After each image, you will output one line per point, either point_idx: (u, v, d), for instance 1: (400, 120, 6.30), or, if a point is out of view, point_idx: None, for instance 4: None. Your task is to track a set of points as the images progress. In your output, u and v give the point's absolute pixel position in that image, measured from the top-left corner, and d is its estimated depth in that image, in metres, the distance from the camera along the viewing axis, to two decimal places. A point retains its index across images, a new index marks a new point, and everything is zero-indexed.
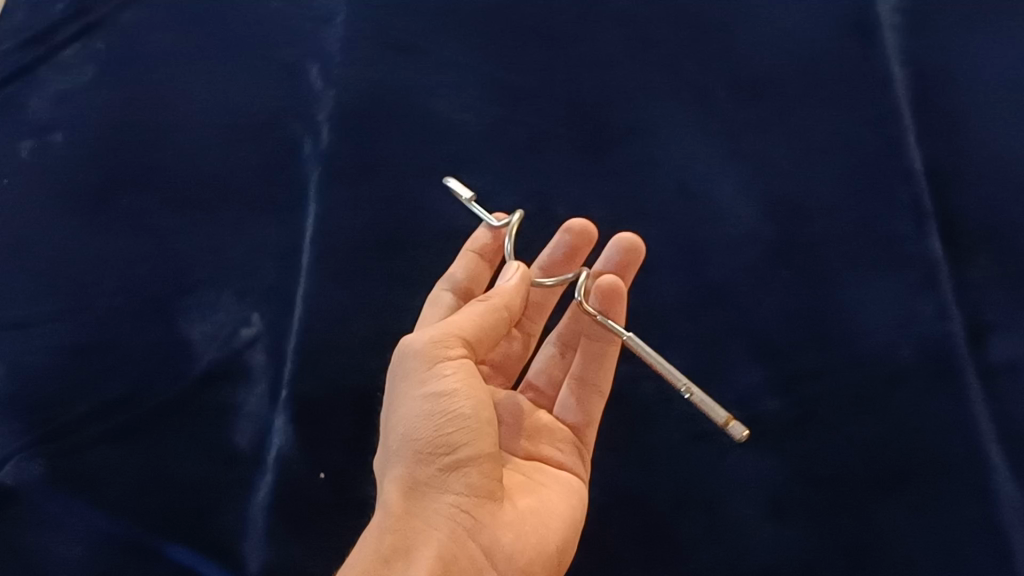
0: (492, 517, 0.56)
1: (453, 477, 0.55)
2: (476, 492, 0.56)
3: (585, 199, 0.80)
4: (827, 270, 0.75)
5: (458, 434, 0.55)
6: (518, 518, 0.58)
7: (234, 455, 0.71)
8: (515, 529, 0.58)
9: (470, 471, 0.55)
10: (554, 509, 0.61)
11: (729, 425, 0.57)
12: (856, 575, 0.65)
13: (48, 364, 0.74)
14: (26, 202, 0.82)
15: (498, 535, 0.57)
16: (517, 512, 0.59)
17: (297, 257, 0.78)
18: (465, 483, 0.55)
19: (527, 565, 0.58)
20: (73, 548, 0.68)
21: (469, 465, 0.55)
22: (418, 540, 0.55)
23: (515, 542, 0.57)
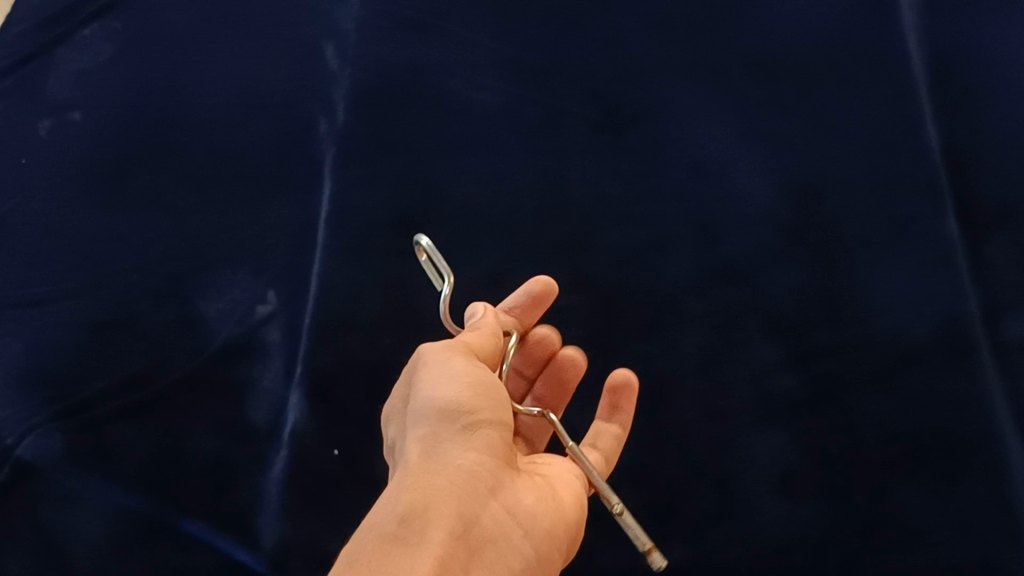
0: (511, 480, 0.56)
1: (473, 437, 0.55)
2: (497, 455, 0.55)
3: (600, 177, 0.79)
4: (842, 250, 0.75)
5: (482, 397, 0.55)
6: (533, 487, 0.58)
7: (250, 432, 0.72)
8: (533, 501, 0.56)
9: (490, 433, 0.55)
10: (564, 489, 0.60)
11: (651, 554, 0.57)
12: (866, 553, 0.66)
13: (67, 340, 0.75)
14: (44, 180, 0.82)
15: (519, 496, 0.56)
16: (535, 480, 0.58)
17: (312, 235, 0.78)
18: (487, 443, 0.55)
19: (545, 534, 0.56)
20: (92, 522, 0.69)
21: (491, 426, 0.55)
22: (441, 494, 0.52)
23: (536, 505, 0.56)
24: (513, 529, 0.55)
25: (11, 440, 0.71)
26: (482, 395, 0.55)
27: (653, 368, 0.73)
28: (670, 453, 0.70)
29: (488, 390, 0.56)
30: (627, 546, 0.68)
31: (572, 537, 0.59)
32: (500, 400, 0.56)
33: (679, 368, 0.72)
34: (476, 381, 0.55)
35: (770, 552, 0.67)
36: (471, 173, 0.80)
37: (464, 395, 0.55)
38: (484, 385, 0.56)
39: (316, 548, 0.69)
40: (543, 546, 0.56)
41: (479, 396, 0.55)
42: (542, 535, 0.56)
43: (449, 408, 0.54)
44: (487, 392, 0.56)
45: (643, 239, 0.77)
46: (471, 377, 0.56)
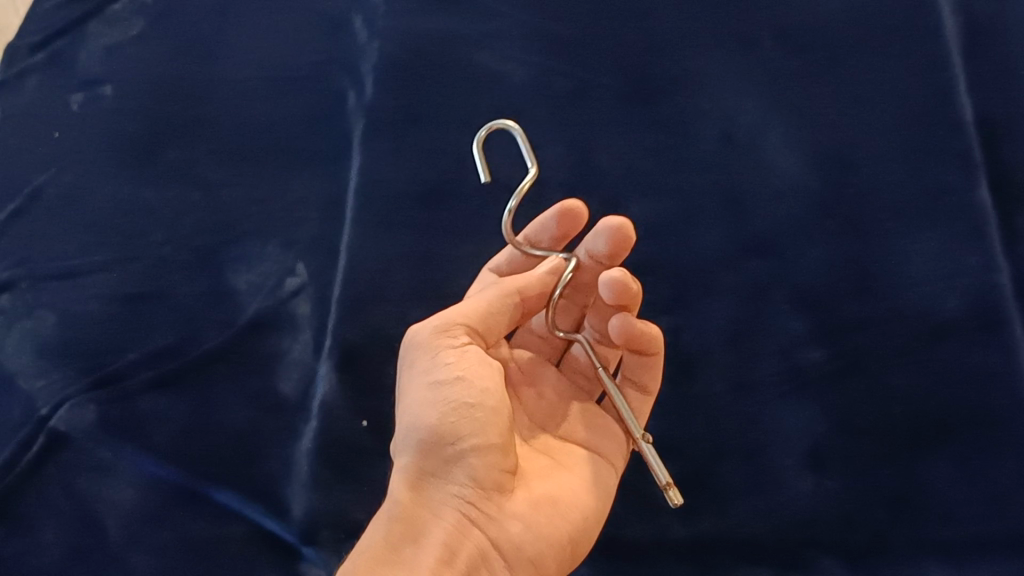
0: (500, 505, 0.58)
1: (456, 469, 0.57)
2: (483, 483, 0.57)
3: (630, 149, 0.79)
4: (873, 222, 0.74)
5: (462, 423, 0.56)
6: (533, 502, 0.59)
7: (281, 402, 0.73)
8: (527, 519, 0.58)
9: (474, 461, 0.57)
10: (574, 488, 0.61)
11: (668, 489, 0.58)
12: (896, 526, 0.66)
13: (100, 312, 0.76)
14: (75, 154, 0.83)
15: (507, 521, 0.58)
16: (530, 498, 0.59)
17: (341, 209, 0.79)
18: (470, 475, 0.57)
19: (538, 556, 0.58)
20: (124, 491, 0.70)
21: (476, 455, 0.57)
22: (428, 530, 0.57)
23: (526, 531, 0.58)
24: (498, 558, 0.57)
25: (45, 409, 0.72)
26: (464, 423, 0.56)
27: (679, 341, 0.73)
28: (698, 427, 0.70)
29: (478, 415, 0.57)
30: (655, 518, 0.68)
31: (585, 544, 0.60)
32: (493, 420, 0.57)
33: (708, 341, 0.72)
34: (462, 403, 0.56)
35: (800, 524, 0.66)
36: (502, 145, 0.80)
37: (440, 427, 0.57)
38: (466, 404, 0.57)
39: (345, 518, 0.69)
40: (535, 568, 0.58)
41: (461, 422, 0.56)
42: (525, 563, 0.58)
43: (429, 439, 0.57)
44: (474, 417, 0.57)
45: (672, 211, 0.76)
46: (455, 403, 0.57)
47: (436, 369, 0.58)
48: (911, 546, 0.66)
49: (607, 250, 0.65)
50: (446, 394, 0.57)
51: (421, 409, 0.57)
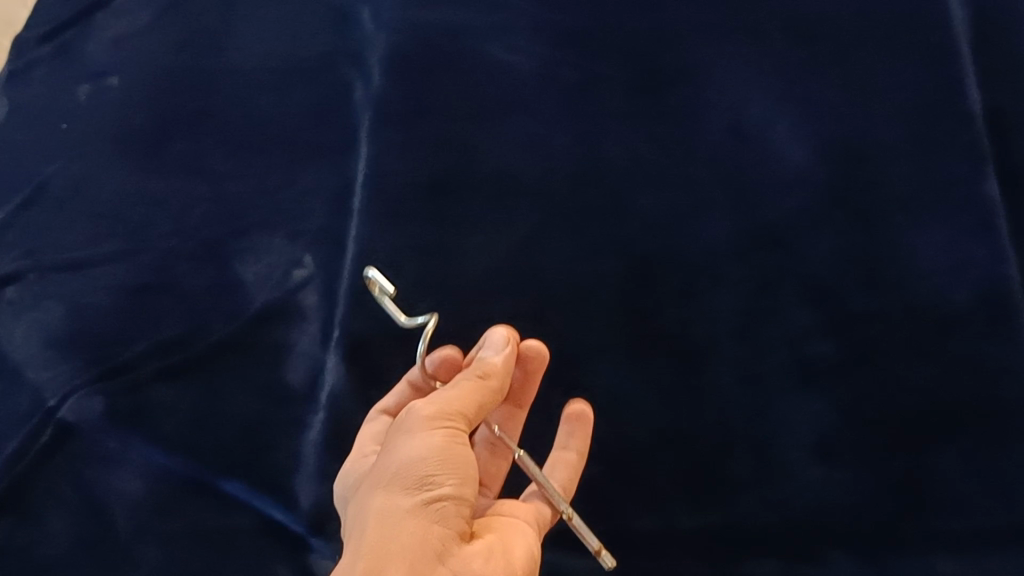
0: (461, 548, 0.58)
1: (430, 511, 0.57)
2: (451, 526, 0.57)
3: (637, 140, 0.79)
4: (881, 214, 0.74)
5: (445, 471, 0.57)
6: (487, 548, 0.60)
7: (289, 394, 0.73)
8: (484, 559, 0.59)
9: (446, 504, 0.57)
10: (516, 544, 0.62)
11: (601, 554, 0.65)
12: (904, 518, 0.66)
13: (107, 303, 0.76)
14: (83, 144, 0.83)
15: (469, 561, 0.57)
16: (484, 547, 0.60)
17: (349, 199, 0.79)
18: (442, 515, 0.57)
19: None
20: (133, 482, 0.70)
21: (450, 498, 0.57)
22: (392, 559, 0.55)
23: (485, 571, 0.58)
24: None
25: (53, 400, 0.72)
26: (444, 469, 0.57)
27: (689, 332, 0.72)
28: (708, 419, 0.70)
29: (457, 463, 0.58)
30: (663, 509, 0.68)
31: None
32: (468, 472, 0.58)
33: (717, 333, 0.72)
34: (449, 452, 0.58)
35: (808, 517, 0.67)
36: (511, 135, 0.79)
37: (427, 470, 0.57)
38: (453, 453, 0.58)
39: None
40: None
41: (441, 470, 0.57)
42: None
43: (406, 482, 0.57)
44: (455, 464, 0.58)
45: (680, 201, 0.76)
46: (439, 449, 0.58)
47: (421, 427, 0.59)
48: (920, 538, 0.66)
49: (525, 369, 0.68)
50: (434, 443, 0.58)
51: (405, 456, 0.58)
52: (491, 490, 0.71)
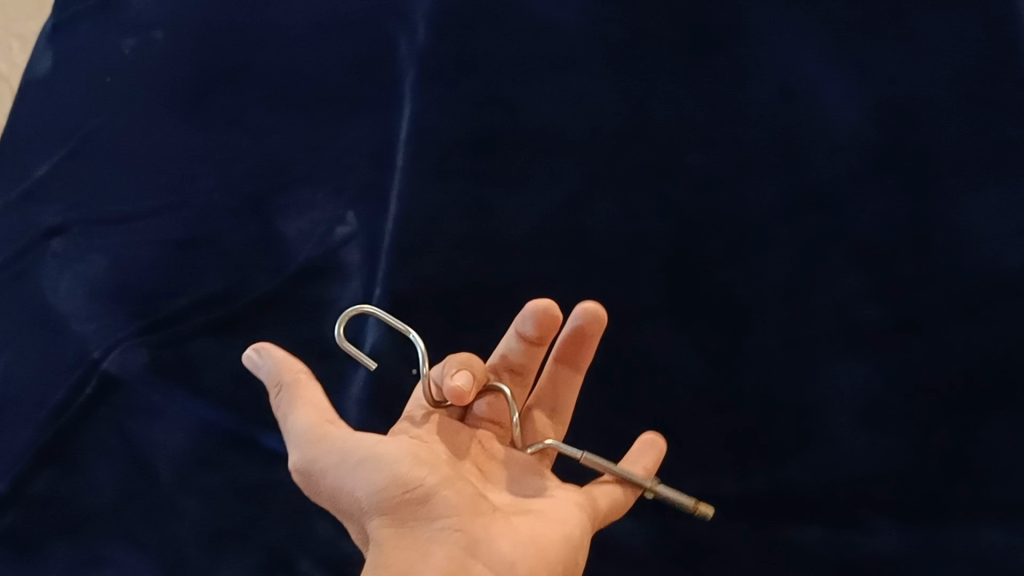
0: (486, 527, 0.53)
1: (431, 509, 0.52)
2: (463, 511, 0.53)
3: (684, 99, 0.77)
4: (934, 178, 0.73)
5: (418, 471, 0.53)
6: (515, 522, 0.55)
7: (329, 350, 0.73)
8: (517, 532, 0.54)
9: (446, 495, 0.53)
10: (550, 515, 0.57)
11: (700, 509, 0.60)
12: (950, 486, 0.65)
13: (152, 257, 0.77)
14: (128, 98, 0.83)
15: (495, 543, 0.52)
16: (511, 522, 0.55)
17: (392, 156, 0.78)
18: (447, 505, 0.52)
19: (545, 553, 0.53)
20: (175, 435, 0.70)
21: (443, 489, 0.53)
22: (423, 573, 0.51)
23: (516, 550, 0.53)
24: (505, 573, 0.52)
25: (97, 353, 0.72)
26: (419, 467, 0.53)
27: (734, 294, 0.71)
28: (751, 383, 0.69)
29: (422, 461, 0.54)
30: (704, 473, 0.68)
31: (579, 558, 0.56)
32: (438, 465, 0.55)
33: (762, 296, 0.71)
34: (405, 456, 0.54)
35: (852, 483, 0.66)
36: (555, 93, 0.78)
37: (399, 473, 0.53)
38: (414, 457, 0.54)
39: None
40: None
41: (416, 469, 0.53)
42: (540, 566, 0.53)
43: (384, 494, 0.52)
44: (423, 463, 0.54)
45: (728, 162, 0.75)
46: (395, 456, 0.54)
47: (365, 445, 0.54)
48: (964, 509, 0.64)
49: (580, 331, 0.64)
50: (388, 453, 0.54)
51: (364, 472, 0.53)
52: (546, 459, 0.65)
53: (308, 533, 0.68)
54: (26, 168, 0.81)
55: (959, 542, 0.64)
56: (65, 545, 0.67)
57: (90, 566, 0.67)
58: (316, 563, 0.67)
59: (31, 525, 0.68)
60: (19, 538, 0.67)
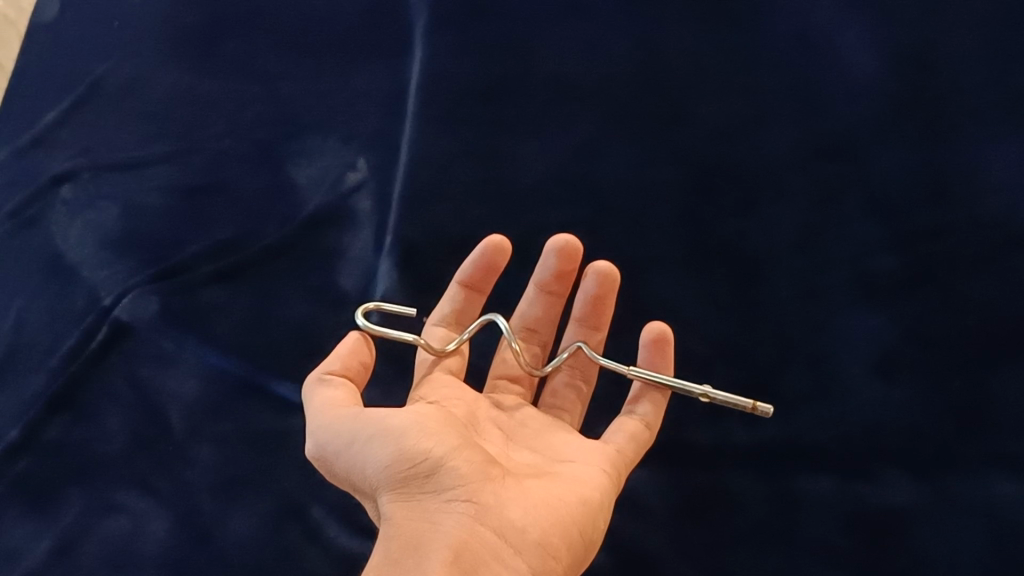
0: (496, 496, 0.53)
1: (439, 479, 0.52)
2: (470, 479, 0.52)
3: (699, 45, 0.76)
4: (951, 126, 0.72)
5: (426, 439, 0.52)
6: (525, 489, 0.54)
7: (340, 298, 0.72)
8: (527, 504, 0.53)
9: (455, 465, 0.52)
10: (565, 482, 0.56)
11: (757, 408, 0.58)
12: (965, 436, 0.64)
13: (162, 204, 0.76)
14: (137, 43, 0.82)
15: (506, 510, 0.53)
16: (522, 489, 0.54)
17: (403, 104, 0.77)
18: (455, 476, 0.52)
19: (558, 517, 0.54)
20: (186, 382, 0.70)
21: (451, 459, 0.52)
22: (430, 544, 0.50)
23: (529, 515, 0.53)
24: (510, 544, 0.52)
25: (108, 300, 0.72)
26: (427, 437, 0.52)
27: (748, 244, 0.70)
28: (765, 333, 0.68)
29: (429, 428, 0.53)
30: (719, 423, 0.66)
31: (596, 520, 0.56)
32: (445, 432, 0.54)
33: (776, 245, 0.70)
34: (413, 423, 0.53)
35: (865, 433, 0.65)
36: (568, 38, 0.77)
37: (406, 441, 0.52)
38: (424, 424, 0.53)
39: None
40: (558, 540, 0.53)
41: (423, 439, 0.52)
42: (554, 524, 0.53)
43: (392, 464, 0.52)
44: (432, 432, 0.53)
45: (743, 110, 0.74)
46: (405, 425, 0.53)
47: (372, 417, 0.53)
48: (980, 460, 0.64)
49: (594, 291, 0.65)
50: (397, 422, 0.53)
51: (371, 445, 0.52)
52: (569, 415, 0.65)
53: (321, 481, 0.67)
54: (36, 115, 0.81)
55: (972, 491, 0.63)
56: (78, 491, 0.67)
57: (104, 512, 0.66)
58: (328, 511, 0.66)
59: (42, 472, 0.68)
60: (33, 484, 0.67)
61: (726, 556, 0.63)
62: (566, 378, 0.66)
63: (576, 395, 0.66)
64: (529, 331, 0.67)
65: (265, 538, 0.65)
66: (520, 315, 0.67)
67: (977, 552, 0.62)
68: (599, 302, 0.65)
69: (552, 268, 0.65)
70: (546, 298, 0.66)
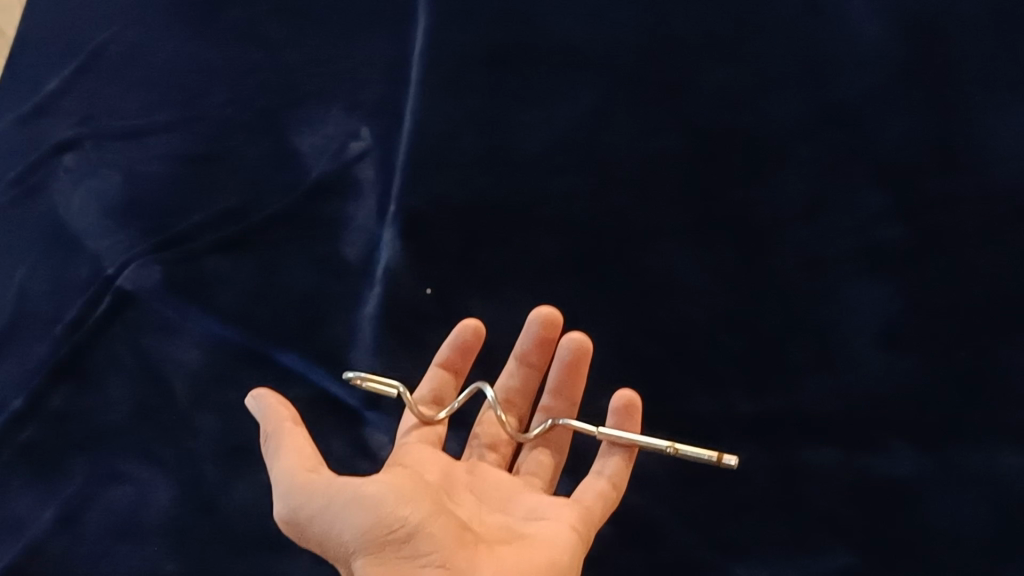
0: (471, 564, 0.50)
1: (416, 548, 0.49)
2: (444, 546, 0.49)
3: (705, 15, 0.76)
4: (960, 97, 0.71)
5: (402, 502, 0.49)
6: (502, 555, 0.52)
7: (343, 268, 0.72)
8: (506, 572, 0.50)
9: (431, 535, 0.49)
10: (541, 543, 0.54)
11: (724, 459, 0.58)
12: (969, 408, 0.64)
13: (164, 173, 0.76)
14: (139, 11, 0.82)
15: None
16: (498, 556, 0.51)
17: (407, 71, 0.77)
18: (432, 543, 0.49)
19: None
20: (190, 352, 0.70)
21: (427, 526, 0.49)
22: None
23: None
24: None
25: (112, 270, 0.72)
26: (404, 502, 0.49)
27: (753, 213, 0.70)
28: (771, 303, 0.68)
29: (405, 494, 0.50)
30: (722, 393, 0.66)
31: None
32: (421, 494, 0.51)
33: (782, 215, 0.70)
34: (389, 490, 0.50)
35: (869, 403, 0.65)
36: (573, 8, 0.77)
37: (385, 505, 0.49)
38: (402, 486, 0.50)
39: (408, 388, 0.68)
40: None
41: (399, 504, 0.49)
42: None
43: (369, 528, 0.48)
44: (408, 496, 0.50)
45: (749, 79, 0.73)
46: (378, 494, 0.49)
47: (341, 489, 0.50)
48: (984, 431, 0.63)
49: (569, 358, 0.62)
50: (370, 489, 0.49)
51: (345, 511, 0.49)
52: (540, 481, 0.62)
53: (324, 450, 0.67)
54: (37, 82, 0.80)
55: (974, 462, 0.63)
56: (82, 460, 0.67)
57: (109, 481, 0.67)
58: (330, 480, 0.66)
59: (46, 441, 0.68)
60: (37, 453, 0.67)
61: (728, 526, 0.63)
62: (538, 450, 0.63)
63: (548, 469, 0.63)
64: (506, 402, 0.65)
65: (266, 506, 0.66)
66: (501, 385, 0.65)
67: (979, 522, 0.62)
68: (574, 372, 0.63)
69: (534, 336, 0.64)
70: (523, 368, 0.64)
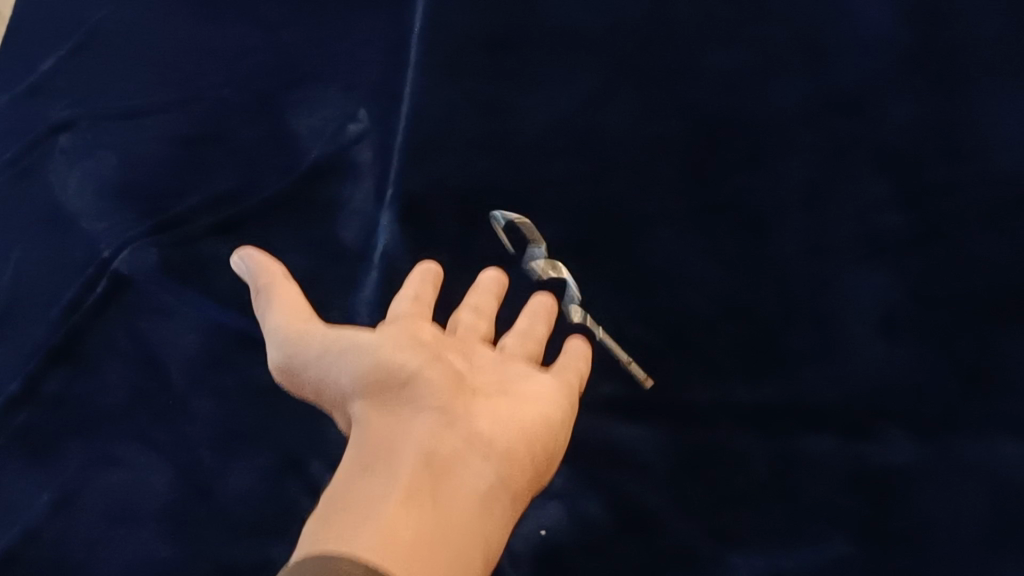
0: (465, 409, 0.49)
1: (415, 388, 0.49)
2: (444, 386, 0.49)
3: None
4: (964, 80, 0.70)
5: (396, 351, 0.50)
6: (494, 399, 0.51)
7: (340, 251, 0.72)
8: (493, 416, 0.50)
9: (425, 378, 0.49)
10: (530, 390, 0.54)
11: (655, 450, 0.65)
12: (973, 399, 0.64)
13: (163, 155, 0.75)
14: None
15: (474, 420, 0.49)
16: (488, 397, 0.51)
17: (405, 51, 0.77)
18: (429, 388, 0.49)
19: (523, 438, 0.50)
20: (188, 336, 0.70)
21: (424, 372, 0.49)
22: (398, 451, 0.46)
23: (495, 428, 0.49)
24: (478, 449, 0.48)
25: (108, 252, 0.72)
26: (401, 350, 0.50)
27: (753, 201, 0.69)
28: (770, 289, 0.67)
29: (399, 342, 0.51)
30: (718, 380, 0.66)
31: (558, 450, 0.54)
32: (422, 344, 0.52)
33: (782, 201, 0.69)
34: (385, 342, 0.51)
35: (868, 392, 0.64)
36: None
37: (381, 358, 0.50)
38: (400, 341, 0.51)
39: None
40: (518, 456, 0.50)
41: (398, 351, 0.50)
42: (517, 432, 0.50)
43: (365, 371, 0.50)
44: (403, 346, 0.51)
45: (751, 63, 0.72)
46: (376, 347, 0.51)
47: (342, 338, 0.52)
48: (991, 419, 0.63)
49: None
50: (368, 342, 0.51)
51: (343, 361, 0.51)
52: None
53: (322, 437, 0.67)
54: (36, 64, 0.79)
55: (972, 453, 0.62)
56: (78, 444, 0.67)
57: (106, 465, 0.66)
58: (326, 465, 0.66)
59: (44, 425, 0.67)
60: (33, 437, 0.67)
61: (722, 513, 0.62)
62: None
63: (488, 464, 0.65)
64: None
65: (265, 490, 0.65)
66: None
67: (978, 515, 0.60)
68: None
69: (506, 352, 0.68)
70: None
